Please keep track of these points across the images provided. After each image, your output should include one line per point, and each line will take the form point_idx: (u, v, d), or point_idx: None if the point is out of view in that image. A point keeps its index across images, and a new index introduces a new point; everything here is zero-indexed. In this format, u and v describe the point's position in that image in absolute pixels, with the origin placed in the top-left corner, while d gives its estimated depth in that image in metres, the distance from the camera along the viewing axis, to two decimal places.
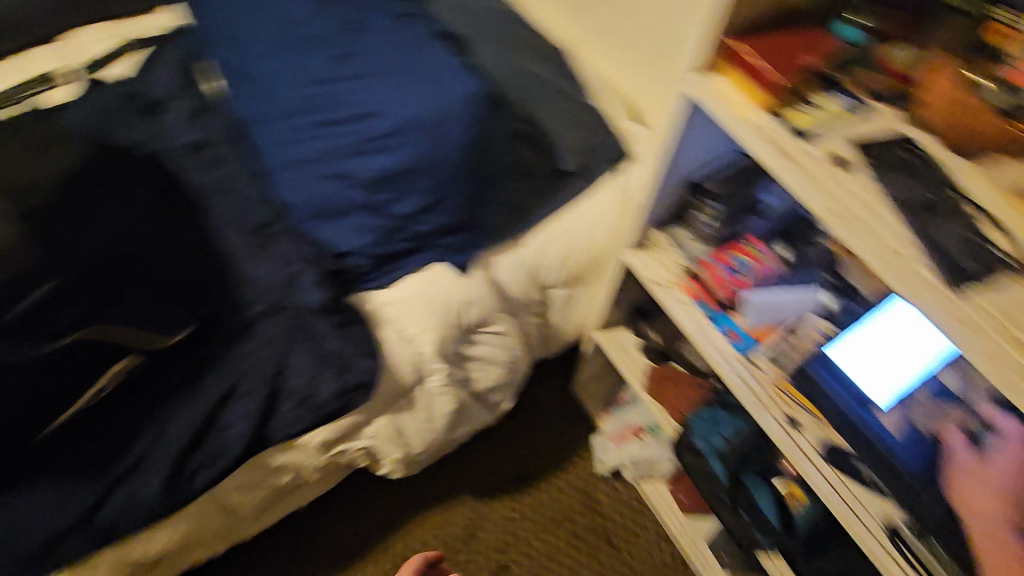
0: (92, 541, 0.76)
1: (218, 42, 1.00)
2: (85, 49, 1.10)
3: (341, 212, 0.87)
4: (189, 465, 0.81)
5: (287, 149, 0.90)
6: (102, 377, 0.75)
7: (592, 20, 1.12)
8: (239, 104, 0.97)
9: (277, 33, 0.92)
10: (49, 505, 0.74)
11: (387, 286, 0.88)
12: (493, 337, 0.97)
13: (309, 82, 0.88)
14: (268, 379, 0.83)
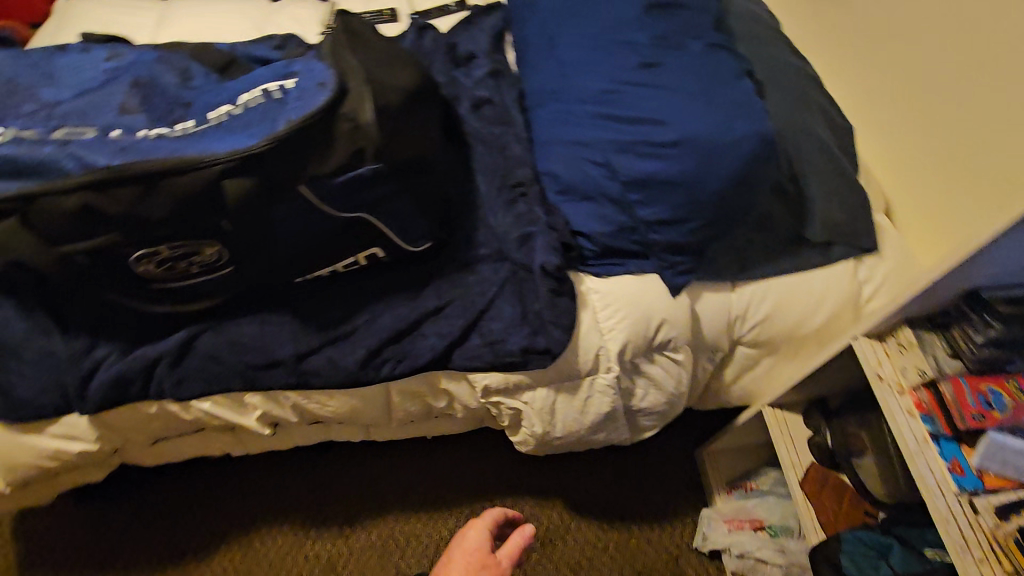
0: (294, 378, 0.91)
1: (532, 19, 1.10)
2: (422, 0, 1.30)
3: (588, 196, 0.91)
4: (383, 355, 0.92)
5: (559, 127, 0.95)
6: (355, 255, 0.89)
7: (892, 100, 1.03)
8: (531, 76, 1.04)
9: (590, 26, 0.99)
10: (278, 337, 0.90)
11: (602, 276, 0.91)
12: (670, 364, 0.97)
13: (613, 75, 0.92)
14: (471, 312, 0.92)
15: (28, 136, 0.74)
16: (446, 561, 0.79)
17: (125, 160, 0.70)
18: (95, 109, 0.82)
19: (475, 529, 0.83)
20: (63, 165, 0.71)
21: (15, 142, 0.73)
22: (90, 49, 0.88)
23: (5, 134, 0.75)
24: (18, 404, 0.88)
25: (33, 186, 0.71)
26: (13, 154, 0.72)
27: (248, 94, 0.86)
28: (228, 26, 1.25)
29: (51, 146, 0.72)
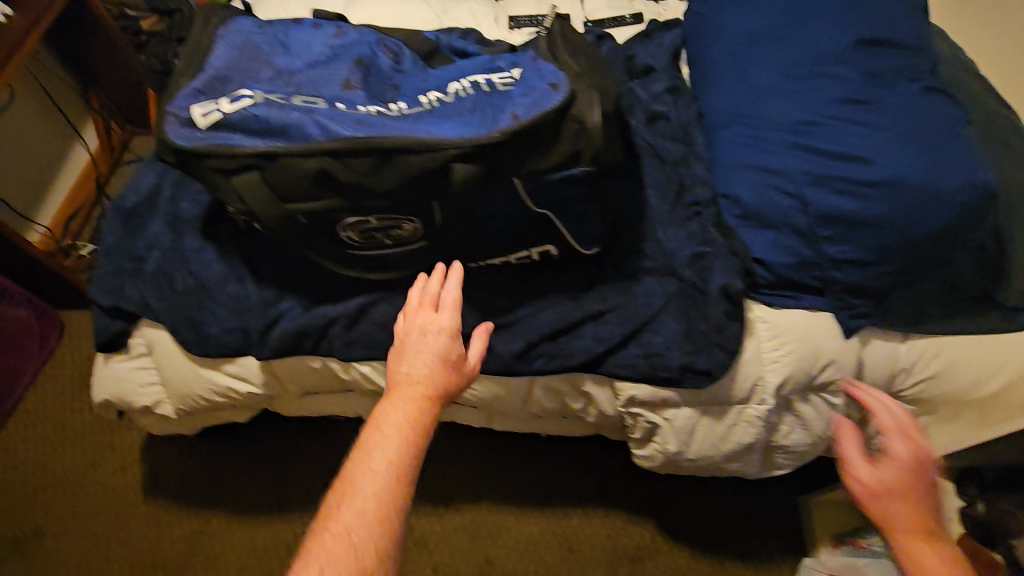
0: None
1: (717, 36, 1.08)
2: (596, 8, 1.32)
3: (773, 225, 0.90)
4: (538, 349, 0.95)
5: (745, 150, 0.95)
6: (530, 249, 0.92)
7: None
8: (714, 97, 1.03)
9: (790, 53, 0.97)
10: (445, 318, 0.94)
11: (775, 307, 0.89)
12: (824, 406, 0.94)
13: (815, 107, 0.91)
14: (632, 322, 0.93)
15: (274, 100, 0.80)
16: (412, 367, 0.75)
17: (364, 133, 0.75)
18: (325, 81, 0.88)
19: (438, 335, 0.78)
20: (307, 131, 0.77)
21: (264, 104, 0.79)
22: (320, 25, 0.94)
23: (253, 94, 0.81)
24: (205, 340, 0.95)
25: (279, 146, 0.76)
26: (263, 115, 0.78)
27: (459, 84, 0.90)
28: (410, 12, 1.31)
29: (298, 112, 0.78)
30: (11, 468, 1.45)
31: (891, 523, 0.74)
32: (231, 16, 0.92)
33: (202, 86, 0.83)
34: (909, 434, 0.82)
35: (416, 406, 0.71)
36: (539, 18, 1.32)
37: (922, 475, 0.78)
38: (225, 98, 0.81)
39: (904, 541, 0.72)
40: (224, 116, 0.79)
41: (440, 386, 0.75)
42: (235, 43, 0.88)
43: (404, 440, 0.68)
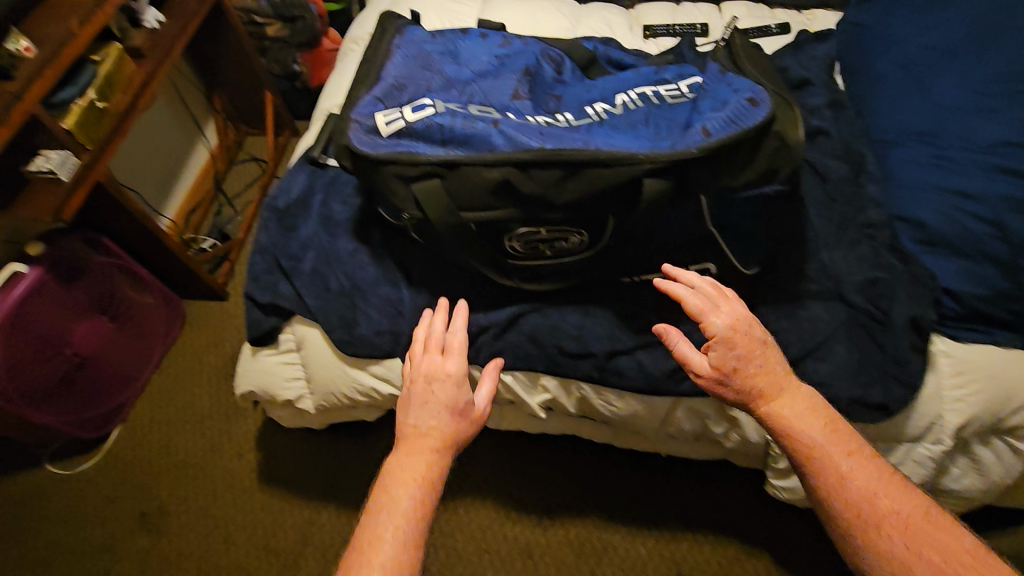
0: (597, 374, 0.93)
1: (890, 49, 1.03)
2: (738, 18, 1.28)
3: (964, 254, 0.83)
4: (689, 369, 0.92)
5: (929, 173, 0.88)
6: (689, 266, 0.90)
7: None
8: (885, 114, 0.98)
9: (982, 70, 0.91)
10: (595, 333, 0.93)
11: (958, 340, 0.83)
12: (1007, 452, 0.87)
13: (1012, 129, 0.85)
14: (799, 348, 0.86)
15: (454, 109, 0.82)
16: (420, 419, 0.75)
17: (552, 144, 0.75)
18: (495, 91, 0.88)
19: (444, 385, 0.78)
20: (490, 141, 0.78)
21: (448, 113, 0.81)
22: (488, 35, 0.96)
23: (433, 103, 0.83)
24: (355, 340, 0.96)
25: (464, 156, 0.77)
26: (448, 124, 0.79)
27: (625, 96, 0.90)
28: (545, 22, 1.31)
29: (481, 123, 0.79)
30: (136, 450, 1.51)
31: (754, 395, 0.77)
32: (405, 28, 0.95)
33: (381, 94, 0.85)
34: (718, 308, 0.80)
35: (423, 459, 0.72)
36: (676, 27, 1.29)
37: (749, 347, 0.77)
38: (405, 107, 0.83)
39: (782, 426, 0.75)
40: (406, 125, 0.81)
41: (449, 438, 0.75)
42: (410, 53, 0.91)
43: (417, 490, 0.69)
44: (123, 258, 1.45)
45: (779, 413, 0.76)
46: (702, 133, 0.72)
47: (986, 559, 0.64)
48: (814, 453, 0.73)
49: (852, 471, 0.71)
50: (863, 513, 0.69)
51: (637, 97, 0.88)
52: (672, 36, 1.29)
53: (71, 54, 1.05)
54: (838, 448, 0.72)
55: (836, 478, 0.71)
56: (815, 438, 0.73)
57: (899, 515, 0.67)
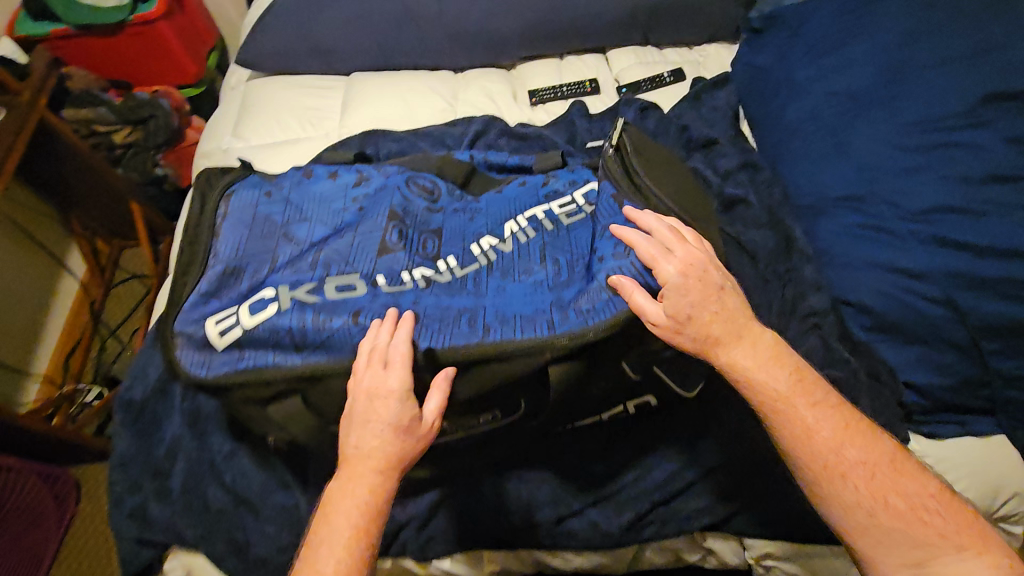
0: (548, 542, 0.78)
1: (793, 99, 0.93)
2: (628, 68, 1.16)
3: (921, 340, 0.74)
4: (648, 516, 0.79)
5: (862, 247, 0.79)
6: (627, 403, 0.77)
7: None
8: (806, 175, 0.88)
9: (897, 120, 0.81)
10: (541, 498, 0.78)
11: (935, 437, 0.75)
12: (1006, 537, 0.78)
13: (945, 189, 0.75)
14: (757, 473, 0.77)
15: (304, 298, 0.65)
16: (359, 440, 0.55)
17: (429, 343, 0.61)
18: (356, 249, 0.72)
19: (385, 402, 0.55)
20: (355, 341, 0.62)
21: (296, 308, 0.64)
22: (337, 173, 0.78)
23: (277, 293, 0.66)
24: (253, 565, 0.79)
25: (329, 365, 0.62)
26: (297, 326, 0.63)
27: (515, 223, 0.75)
28: (419, 105, 1.16)
29: (340, 317, 0.63)
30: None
31: (708, 344, 0.60)
32: (231, 186, 0.75)
33: (211, 287, 0.67)
34: (669, 255, 0.61)
35: (352, 501, 0.53)
36: (563, 88, 1.16)
37: (709, 286, 0.60)
38: (244, 302, 0.66)
39: (739, 374, 0.60)
40: (245, 332, 0.63)
41: (394, 463, 0.54)
42: (242, 220, 0.72)
43: (346, 547, 0.51)
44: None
45: (736, 359, 0.60)
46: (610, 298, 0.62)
47: (949, 500, 0.57)
48: (774, 403, 0.59)
49: (819, 423, 0.58)
50: (829, 465, 0.57)
51: (528, 225, 0.73)
52: (562, 99, 1.15)
53: None
54: (800, 398, 0.59)
55: (802, 430, 0.58)
56: (775, 389, 0.59)
57: (865, 468, 0.57)
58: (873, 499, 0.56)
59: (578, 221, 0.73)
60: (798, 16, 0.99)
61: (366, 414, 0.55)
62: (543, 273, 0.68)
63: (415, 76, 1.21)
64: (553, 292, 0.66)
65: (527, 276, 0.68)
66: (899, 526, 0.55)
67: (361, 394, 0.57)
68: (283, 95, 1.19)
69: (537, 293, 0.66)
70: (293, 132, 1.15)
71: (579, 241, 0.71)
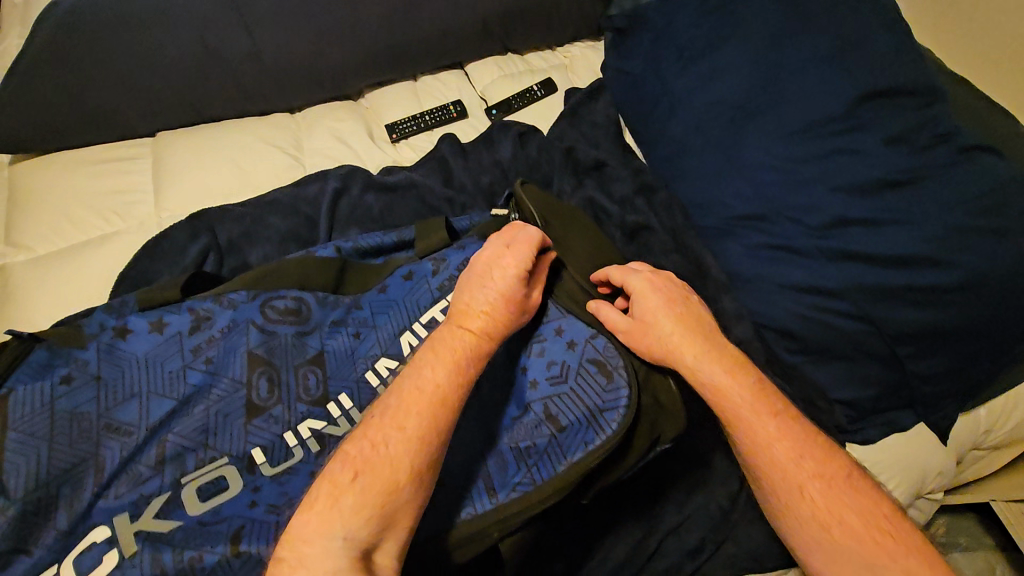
0: None
1: (674, 108, 0.87)
2: (492, 83, 1.04)
3: (845, 356, 0.73)
4: None
5: (773, 267, 0.76)
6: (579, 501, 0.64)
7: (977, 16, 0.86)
8: (703, 193, 0.83)
9: (781, 128, 0.78)
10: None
11: (868, 443, 0.75)
12: (928, 506, 0.82)
13: (841, 202, 0.73)
14: (718, 522, 0.75)
15: (157, 528, 0.50)
16: (473, 297, 0.59)
17: None
18: (213, 426, 0.56)
19: (502, 265, 0.59)
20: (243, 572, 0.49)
21: (147, 550, 0.48)
22: (164, 321, 0.59)
23: (115, 531, 0.49)
24: None
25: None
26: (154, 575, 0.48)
27: (412, 335, 0.63)
28: (255, 165, 0.95)
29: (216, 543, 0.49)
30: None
31: (670, 345, 0.59)
32: (9, 382, 0.54)
33: (9, 545, 0.48)
34: (635, 271, 0.64)
35: (455, 336, 0.56)
36: (424, 116, 1.01)
37: (672, 292, 0.62)
38: (69, 555, 0.49)
39: (696, 374, 0.58)
40: None
41: (495, 326, 0.57)
42: (36, 432, 0.52)
43: (440, 386, 0.52)
44: None
45: (694, 363, 0.58)
46: (557, 448, 0.56)
47: (904, 528, 0.52)
48: (729, 407, 0.56)
49: (779, 434, 0.55)
50: (785, 474, 0.54)
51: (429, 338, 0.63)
52: (426, 131, 1.01)
53: None
54: (758, 411, 0.56)
55: (758, 439, 0.55)
56: (736, 395, 0.56)
57: (820, 480, 0.53)
58: (828, 522, 0.52)
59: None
60: (660, 17, 0.94)
61: (479, 280, 0.59)
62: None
63: (242, 126, 0.99)
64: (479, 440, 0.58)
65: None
66: (853, 544, 0.51)
67: (483, 263, 0.61)
68: (65, 179, 0.92)
69: (463, 440, 0.57)
70: (90, 226, 0.89)
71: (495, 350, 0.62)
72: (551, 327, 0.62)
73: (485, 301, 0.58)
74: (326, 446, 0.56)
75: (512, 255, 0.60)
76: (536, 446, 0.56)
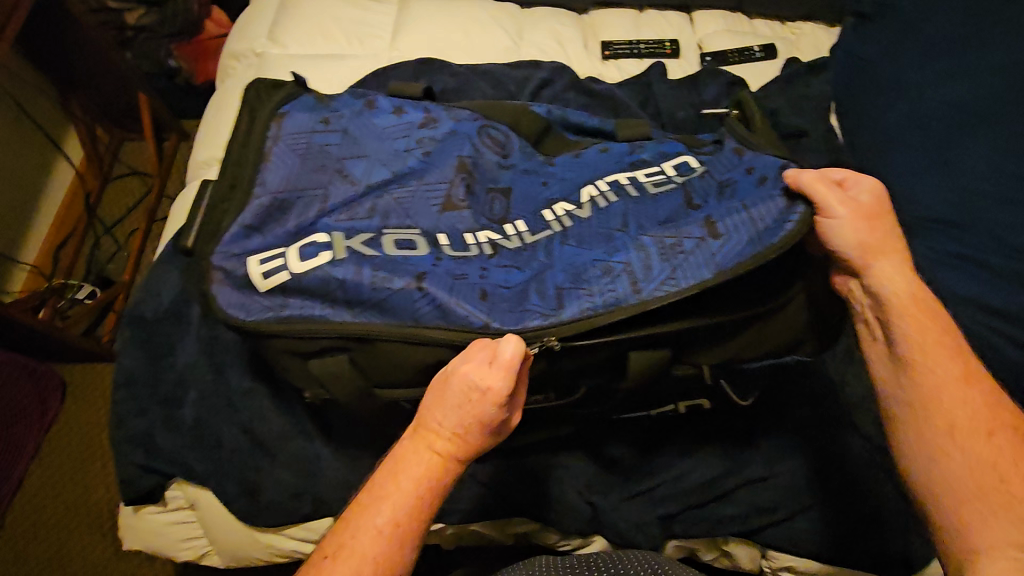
0: (586, 528, 0.75)
1: (897, 100, 0.86)
2: (714, 34, 1.06)
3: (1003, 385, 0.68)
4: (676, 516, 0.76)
5: (951, 277, 0.74)
6: (680, 404, 0.72)
7: None
8: (900, 184, 0.81)
9: (1010, 143, 0.76)
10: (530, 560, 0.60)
11: None
12: None
13: None
14: (798, 494, 0.75)
15: (362, 250, 0.59)
16: (444, 421, 0.53)
17: (502, 323, 0.57)
18: (417, 200, 0.65)
19: (481, 400, 0.52)
20: (415, 307, 0.57)
21: (352, 261, 0.58)
22: (403, 108, 0.69)
23: (331, 239, 0.60)
24: (264, 509, 0.75)
25: (386, 329, 0.57)
26: (352, 280, 0.57)
27: (593, 187, 0.68)
28: (481, 38, 1.05)
29: (400, 278, 0.58)
30: (34, 530, 1.29)
31: (887, 249, 0.58)
32: (283, 105, 0.66)
33: (255, 220, 0.61)
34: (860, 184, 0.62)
35: (420, 463, 0.52)
36: (640, 45, 1.06)
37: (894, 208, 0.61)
38: (292, 244, 0.60)
39: (905, 289, 0.57)
40: (293, 278, 0.58)
41: (463, 454, 0.53)
42: (296, 148, 0.65)
43: (401, 520, 0.51)
44: (14, 357, 1.35)
45: (907, 275, 0.58)
46: (711, 257, 0.59)
47: None
48: (934, 333, 0.56)
49: (971, 374, 0.55)
50: (973, 417, 0.53)
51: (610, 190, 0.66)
52: (636, 58, 1.05)
53: None
54: (944, 341, 0.56)
55: (951, 371, 0.54)
56: (938, 326, 0.56)
57: (1008, 435, 0.52)
58: (1005, 478, 0.51)
59: (666, 192, 0.65)
60: (918, 8, 0.91)
61: (459, 421, 0.52)
62: (623, 238, 0.62)
63: (478, 4, 1.09)
64: (627, 249, 0.61)
65: (605, 241, 0.62)
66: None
67: (462, 395, 0.52)
68: (328, 3, 1.08)
69: (611, 254, 0.60)
70: (337, 46, 1.04)
71: (663, 209, 0.64)
72: (743, 167, 0.66)
73: (462, 434, 0.52)
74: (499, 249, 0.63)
75: (490, 379, 0.51)
76: (684, 249, 0.59)
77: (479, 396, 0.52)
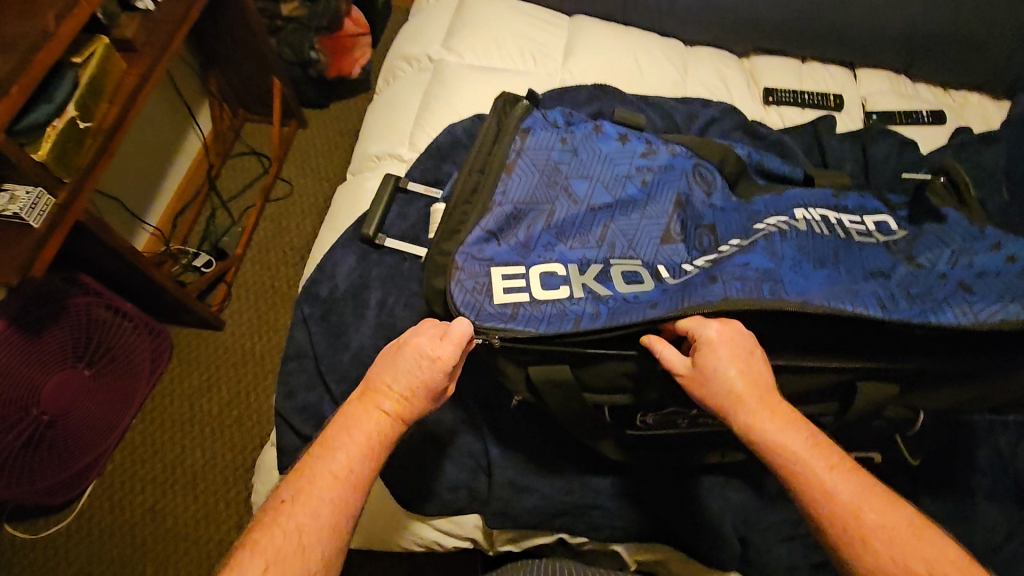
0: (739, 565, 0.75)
1: None
2: (879, 93, 1.08)
3: None
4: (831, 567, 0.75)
5: None
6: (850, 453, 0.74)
7: None
8: None
9: None
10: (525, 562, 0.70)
11: None
12: None
13: None
14: None
15: (599, 293, 0.64)
16: (394, 382, 0.58)
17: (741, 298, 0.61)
18: (639, 232, 0.70)
19: (430, 365, 0.58)
20: (644, 307, 0.62)
21: (590, 300, 0.64)
22: (628, 137, 0.75)
23: (567, 274, 0.66)
24: (426, 498, 0.76)
25: (625, 321, 0.61)
26: (586, 317, 0.62)
27: (806, 211, 0.73)
28: (651, 70, 1.09)
29: (635, 314, 0.61)
30: (126, 486, 1.27)
31: (739, 402, 0.56)
32: (525, 120, 0.75)
33: (495, 227, 0.68)
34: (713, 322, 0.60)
35: (372, 420, 0.56)
36: (804, 94, 1.08)
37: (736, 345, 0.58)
38: (533, 271, 0.66)
39: (776, 440, 0.55)
40: (531, 303, 0.64)
41: (410, 414, 0.58)
42: (536, 163, 0.72)
43: (355, 465, 0.54)
44: (104, 295, 1.19)
45: (777, 425, 0.55)
46: (965, 306, 0.61)
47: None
48: (812, 472, 0.53)
49: (863, 505, 0.51)
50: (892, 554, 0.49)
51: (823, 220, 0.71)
52: (799, 108, 1.07)
53: (43, 64, 0.80)
54: (834, 460, 0.54)
55: (840, 507, 0.52)
56: (818, 470, 0.53)
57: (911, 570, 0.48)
58: None
59: (871, 244, 0.70)
60: None
61: (408, 383, 0.57)
62: (836, 272, 0.66)
63: (646, 38, 1.13)
64: (854, 283, 0.64)
65: (821, 266, 0.66)
66: None
67: (412, 360, 0.58)
68: (505, 17, 1.12)
69: (838, 283, 0.64)
70: (512, 61, 1.09)
71: (870, 261, 0.68)
72: (986, 244, 0.67)
73: (410, 396, 0.57)
74: (728, 255, 0.67)
75: (439, 352, 0.58)
76: (937, 298, 0.62)
77: (424, 362, 0.58)
